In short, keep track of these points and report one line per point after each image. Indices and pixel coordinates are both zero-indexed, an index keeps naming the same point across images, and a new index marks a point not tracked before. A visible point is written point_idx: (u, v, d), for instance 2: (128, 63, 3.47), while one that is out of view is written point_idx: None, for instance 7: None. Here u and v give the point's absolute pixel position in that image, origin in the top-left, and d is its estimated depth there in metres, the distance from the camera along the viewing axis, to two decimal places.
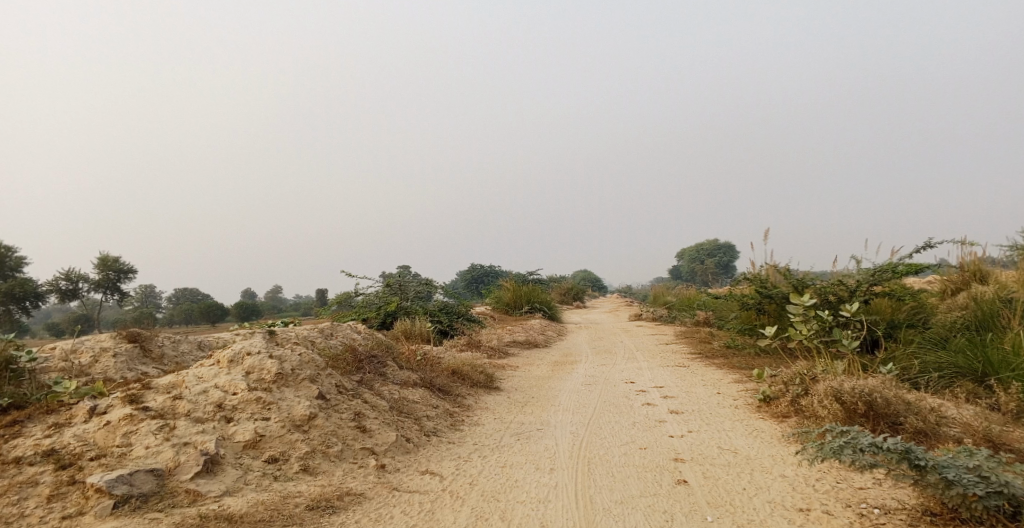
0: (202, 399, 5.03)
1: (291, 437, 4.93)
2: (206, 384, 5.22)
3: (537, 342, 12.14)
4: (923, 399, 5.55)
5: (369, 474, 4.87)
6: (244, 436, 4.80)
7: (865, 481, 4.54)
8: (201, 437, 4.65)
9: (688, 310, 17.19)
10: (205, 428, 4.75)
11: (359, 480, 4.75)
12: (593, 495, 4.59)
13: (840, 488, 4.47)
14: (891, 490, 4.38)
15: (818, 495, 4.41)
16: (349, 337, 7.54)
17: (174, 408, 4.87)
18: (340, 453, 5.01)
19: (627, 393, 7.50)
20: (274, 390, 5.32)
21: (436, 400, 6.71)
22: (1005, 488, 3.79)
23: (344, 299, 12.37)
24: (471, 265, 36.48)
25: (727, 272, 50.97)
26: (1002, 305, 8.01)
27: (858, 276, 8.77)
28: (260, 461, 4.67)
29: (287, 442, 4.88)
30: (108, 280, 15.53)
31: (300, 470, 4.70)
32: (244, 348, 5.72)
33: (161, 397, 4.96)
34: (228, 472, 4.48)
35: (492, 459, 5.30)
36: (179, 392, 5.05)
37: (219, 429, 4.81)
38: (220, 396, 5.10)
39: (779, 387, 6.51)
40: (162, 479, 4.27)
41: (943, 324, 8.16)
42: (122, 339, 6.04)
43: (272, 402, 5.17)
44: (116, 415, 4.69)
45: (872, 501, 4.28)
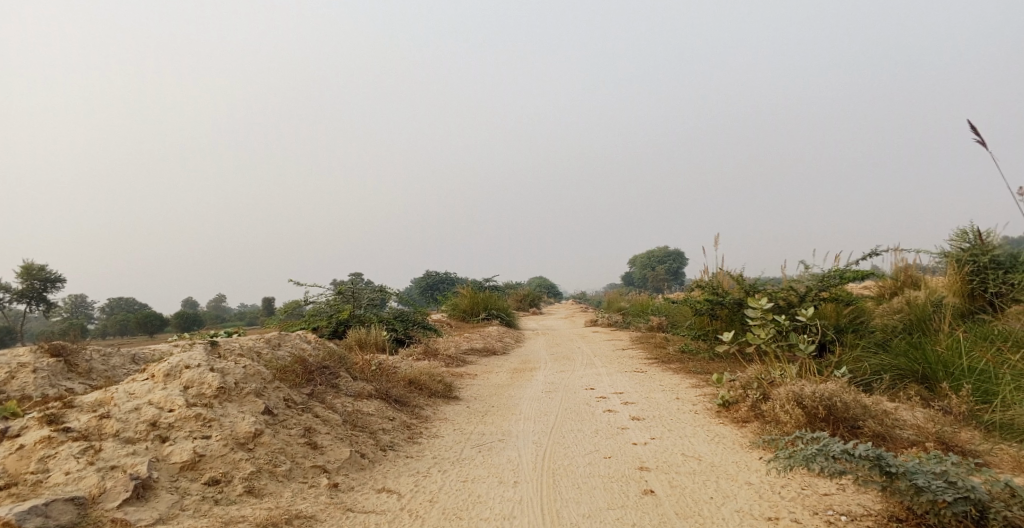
0: (133, 417, 4.70)
1: (233, 456, 4.65)
2: (139, 400, 4.89)
3: (495, 349, 11.99)
4: (879, 401, 5.63)
5: (321, 494, 4.63)
6: (180, 457, 4.50)
7: (829, 487, 4.53)
8: (131, 460, 4.33)
9: (643, 315, 17.30)
10: (136, 450, 4.43)
11: (309, 501, 4.50)
12: (559, 509, 4.46)
13: (806, 495, 4.46)
14: (855, 495, 4.39)
15: (785, 503, 4.38)
16: (298, 348, 7.24)
17: (101, 428, 4.53)
18: (289, 473, 4.75)
19: (587, 400, 7.41)
20: (215, 406, 5.02)
21: (392, 412, 6.48)
22: (971, 493, 3.81)
23: (293, 308, 11.96)
24: (426, 272, 36.06)
25: (678, 278, 51.84)
26: (933, 309, 8.37)
27: (806, 281, 8.91)
28: (199, 484, 4.37)
29: (229, 462, 4.60)
30: (33, 290, 14.69)
31: (244, 492, 4.42)
32: (182, 360, 5.39)
33: (85, 417, 4.61)
34: (161, 498, 4.17)
35: (452, 474, 5.12)
36: (107, 410, 4.71)
37: (153, 450, 4.50)
38: (155, 414, 4.77)
39: (737, 392, 6.53)
40: (84, 508, 3.94)
41: (883, 326, 8.38)
42: (43, 353, 5.63)
43: (214, 419, 4.87)
44: (31, 438, 4.35)
45: (838, 507, 4.28)
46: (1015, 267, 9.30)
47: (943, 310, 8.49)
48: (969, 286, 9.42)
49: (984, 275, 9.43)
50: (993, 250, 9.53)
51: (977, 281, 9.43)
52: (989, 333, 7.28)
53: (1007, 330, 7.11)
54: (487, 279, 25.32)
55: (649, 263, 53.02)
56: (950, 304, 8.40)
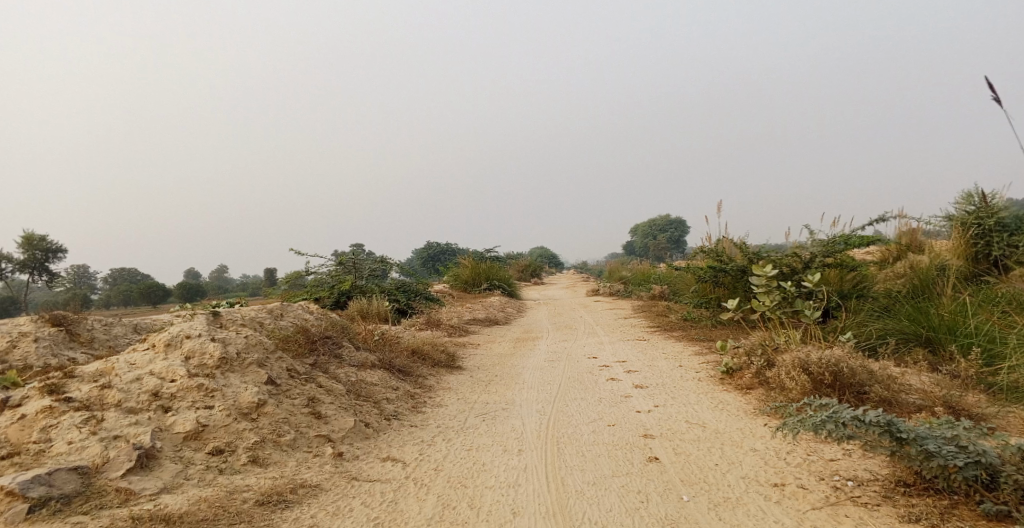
0: (135, 387, 4.70)
1: (237, 426, 4.66)
2: (140, 371, 4.89)
3: (497, 319, 12.00)
4: (885, 366, 5.61)
5: (326, 463, 4.65)
6: (184, 427, 4.51)
7: (835, 453, 4.55)
8: (134, 430, 4.34)
9: (645, 284, 17.30)
10: (139, 420, 4.43)
11: (314, 471, 4.52)
12: (564, 476, 4.48)
13: (812, 461, 4.47)
14: (861, 461, 4.41)
15: (791, 470, 4.39)
16: (301, 318, 7.23)
17: (102, 398, 4.53)
18: (293, 442, 4.76)
19: (591, 368, 7.42)
20: (218, 376, 5.02)
21: (396, 382, 6.50)
22: (982, 457, 3.81)
23: (295, 278, 11.94)
24: (427, 243, 36.01)
25: (679, 247, 51.76)
26: (937, 273, 8.34)
27: (810, 247, 8.86)
28: (203, 454, 4.39)
29: (233, 432, 4.61)
30: (35, 261, 14.68)
31: (249, 462, 4.44)
32: (183, 330, 5.38)
33: (87, 387, 4.61)
34: (166, 468, 4.19)
35: (457, 442, 5.14)
36: (108, 380, 4.71)
37: (156, 420, 4.51)
38: (156, 384, 4.77)
39: (741, 359, 6.53)
40: (88, 478, 3.95)
41: (887, 291, 8.35)
42: (44, 323, 5.62)
43: (216, 389, 4.87)
44: (33, 408, 4.35)
45: (844, 473, 4.29)
46: (1020, 231, 9.23)
47: (948, 274, 8.46)
48: (974, 249, 9.37)
49: (989, 238, 9.37)
50: (999, 212, 9.43)
51: (981, 245, 9.36)
52: (993, 296, 7.27)
53: (1012, 292, 7.07)
54: (489, 250, 25.28)
55: (651, 232, 52.92)
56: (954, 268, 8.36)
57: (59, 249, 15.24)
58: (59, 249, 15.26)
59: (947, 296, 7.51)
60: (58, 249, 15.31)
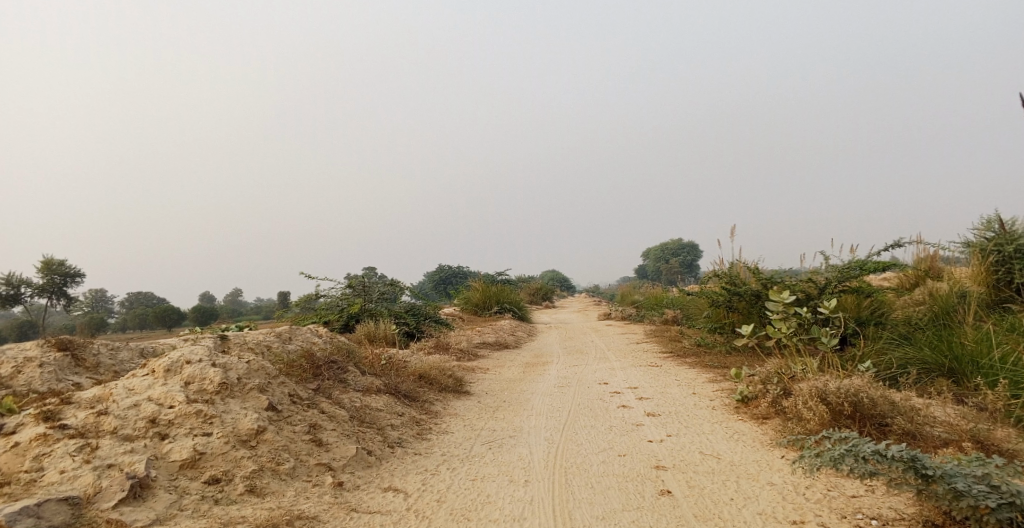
0: (132, 413, 4.64)
1: (235, 454, 4.57)
2: (138, 397, 4.82)
3: (507, 343, 11.90)
4: (908, 396, 5.44)
5: (325, 493, 4.54)
6: (180, 455, 4.43)
7: (858, 489, 4.38)
8: (129, 458, 4.26)
9: (657, 308, 17.14)
10: (134, 448, 4.36)
11: (312, 501, 4.41)
12: (572, 510, 4.34)
13: (832, 497, 4.30)
14: (886, 497, 4.23)
15: (811, 506, 4.22)
16: (308, 342, 7.18)
17: (98, 425, 4.47)
18: (292, 471, 4.67)
19: (601, 395, 7.28)
20: (217, 403, 4.95)
21: (401, 408, 6.40)
22: (1017, 498, 3.65)
23: (305, 302, 11.92)
24: (438, 266, 36.04)
25: (692, 271, 51.45)
26: (958, 300, 8.15)
27: (827, 272, 8.72)
28: (198, 483, 4.30)
29: (231, 460, 4.52)
30: (54, 285, 14.79)
31: (245, 491, 4.34)
32: (183, 355, 5.32)
33: (83, 414, 4.55)
34: (160, 498, 4.10)
35: (461, 471, 5.02)
36: (105, 407, 4.65)
37: (152, 448, 4.43)
38: (154, 410, 4.70)
39: (757, 387, 6.38)
40: (78, 509, 3.87)
41: (905, 318, 8.17)
42: (51, 347, 5.58)
43: (215, 416, 4.80)
44: (27, 435, 4.28)
45: (867, 511, 4.12)
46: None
47: (969, 302, 8.27)
48: (995, 276, 9.17)
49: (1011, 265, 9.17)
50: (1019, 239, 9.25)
51: (1002, 272, 9.17)
52: (1017, 326, 7.08)
53: None
54: (501, 273, 25.23)
55: (663, 256, 52.71)
56: (975, 295, 8.19)
57: (78, 274, 15.39)
58: (79, 275, 15.42)
59: (967, 325, 7.34)
60: (78, 275, 15.45)
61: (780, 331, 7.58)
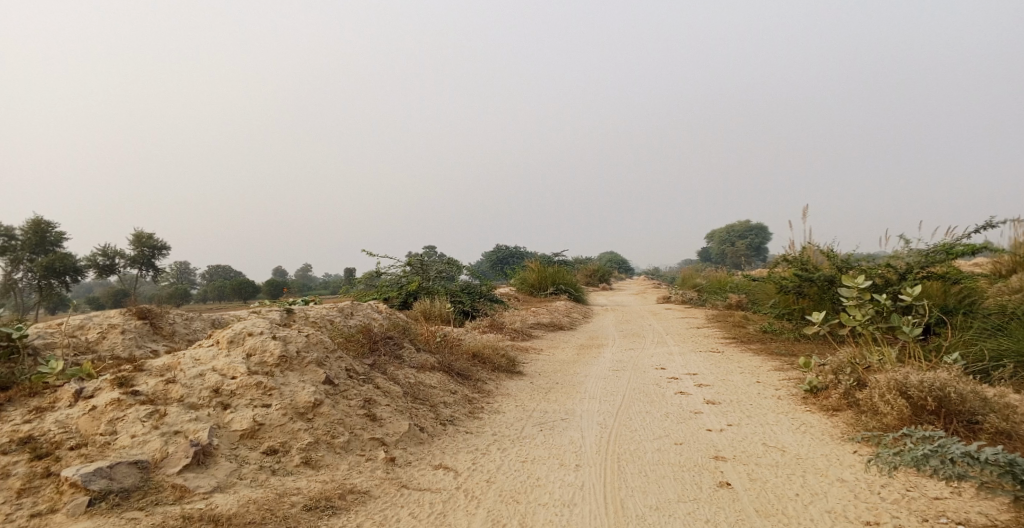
0: (197, 383, 4.84)
1: (292, 426, 4.72)
2: (203, 367, 5.03)
3: (562, 324, 11.86)
4: (1001, 393, 5.09)
5: (377, 468, 4.63)
6: (241, 425, 4.60)
7: (940, 490, 4.12)
8: (193, 426, 4.45)
9: (721, 292, 16.71)
10: (198, 416, 4.55)
11: (365, 476, 4.51)
12: (625, 498, 4.28)
13: (912, 498, 4.08)
14: (974, 501, 3.95)
15: (886, 506, 4.02)
16: (368, 318, 7.35)
17: (166, 392, 4.69)
18: (347, 445, 4.78)
19: (658, 380, 7.16)
20: (277, 375, 5.11)
21: (455, 386, 6.46)
22: None
23: (366, 278, 12.19)
24: (497, 246, 36.20)
25: (758, 255, 49.88)
26: None
27: (908, 257, 8.33)
28: (258, 453, 4.46)
29: (288, 432, 4.67)
30: (144, 257, 15.64)
31: (301, 463, 4.48)
32: (246, 327, 5.50)
33: (153, 381, 4.78)
34: (221, 465, 4.27)
35: (512, 452, 5.03)
36: (173, 375, 4.87)
37: (215, 417, 4.62)
38: (218, 381, 4.89)
39: (827, 378, 6.14)
40: (146, 473, 4.07)
41: (995, 307, 7.70)
42: (131, 316, 5.88)
43: (275, 388, 4.96)
44: (103, 399, 4.53)
45: (952, 514, 3.87)
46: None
47: None
48: None
49: None
50: None
51: None
52: None
53: None
54: (560, 253, 25.10)
55: (728, 239, 51.31)
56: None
57: (165, 247, 16.20)
58: (165, 247, 16.23)
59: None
60: (166, 247, 16.26)
61: (854, 319, 7.24)
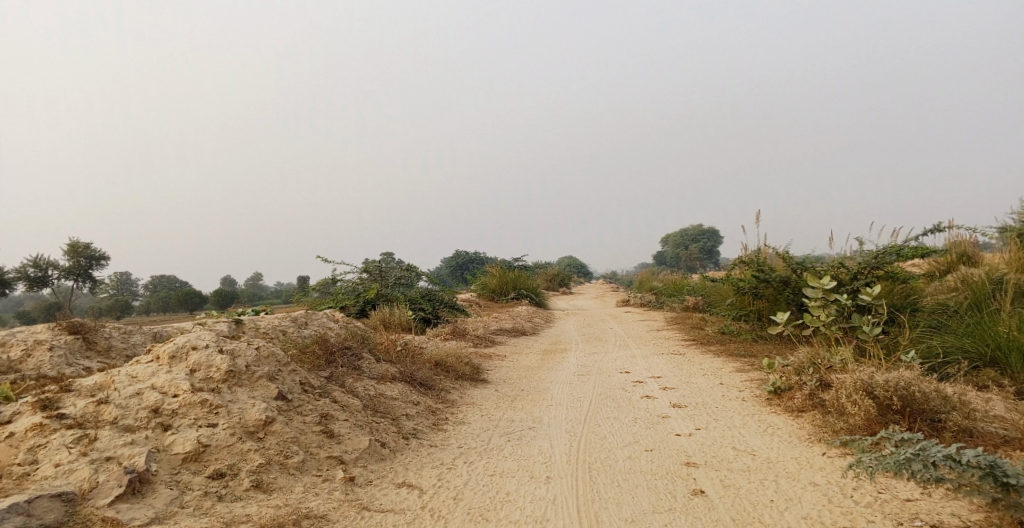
0: (134, 403, 4.52)
1: (241, 447, 4.44)
2: (141, 385, 4.70)
3: (525, 329, 11.73)
4: (961, 391, 5.17)
5: (335, 489, 4.39)
6: (184, 447, 4.30)
7: (912, 492, 4.12)
8: (128, 451, 4.14)
9: (677, 295, 16.89)
10: (134, 440, 4.24)
11: (321, 498, 4.26)
12: (598, 512, 4.15)
13: (884, 501, 4.06)
14: (945, 502, 3.96)
15: (861, 510, 3.99)
16: (324, 327, 7.08)
17: (98, 415, 4.36)
18: (301, 465, 4.53)
19: (624, 384, 7.08)
20: (224, 391, 4.82)
21: (418, 396, 6.25)
22: None
23: (320, 285, 11.83)
24: (455, 252, 35.93)
25: (710, 258, 50.83)
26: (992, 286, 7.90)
27: (859, 258, 8.51)
28: (202, 478, 4.17)
29: (236, 453, 4.39)
30: (80, 267, 14.89)
31: (251, 487, 4.21)
32: (189, 341, 5.18)
33: (83, 403, 4.44)
34: (159, 494, 3.97)
35: (479, 466, 4.86)
36: (106, 395, 4.53)
37: (154, 440, 4.31)
38: (157, 400, 4.58)
39: (791, 379, 6.16)
40: (72, 506, 3.74)
41: (936, 304, 7.94)
42: (61, 331, 5.48)
43: (222, 406, 4.67)
44: (23, 425, 4.19)
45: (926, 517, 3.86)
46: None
47: (1002, 287, 7.99)
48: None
49: None
50: None
51: None
52: None
53: None
54: (518, 258, 25.00)
55: (682, 242, 52.13)
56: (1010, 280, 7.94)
57: (103, 257, 15.46)
58: (103, 257, 15.48)
59: (1004, 310, 7.11)
60: (104, 257, 15.52)
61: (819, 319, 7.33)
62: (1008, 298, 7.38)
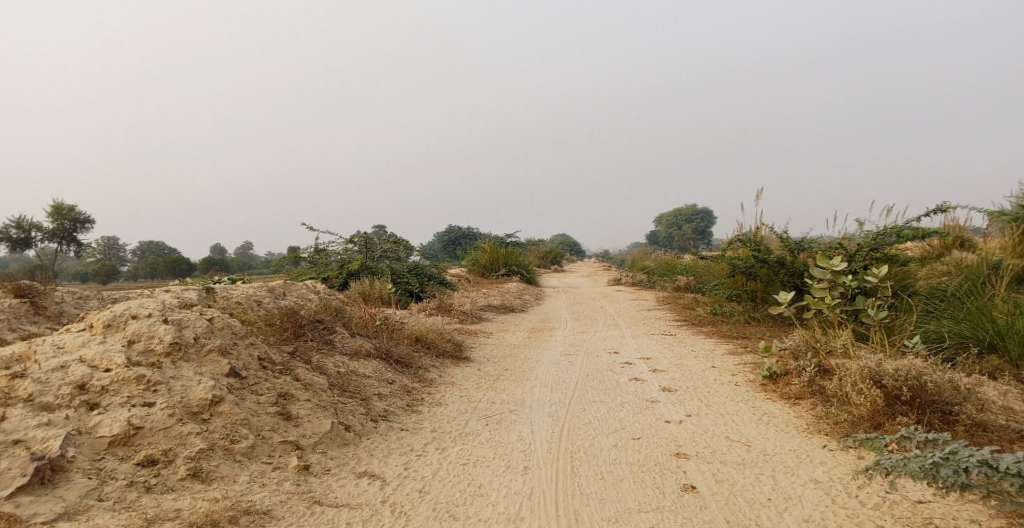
0: (57, 377, 4.21)
1: (180, 430, 4.16)
2: (67, 357, 4.40)
3: (514, 306, 11.48)
4: (969, 381, 4.93)
5: (286, 479, 4.13)
6: (111, 430, 4.00)
7: (922, 493, 3.89)
8: (42, 434, 3.83)
9: (670, 274, 16.67)
10: (51, 421, 3.93)
11: (268, 490, 3.99)
12: (578, 510, 3.89)
13: (893, 502, 3.83)
14: (960, 505, 3.74)
15: (867, 513, 3.76)
16: (301, 299, 6.78)
17: (12, 390, 4.06)
18: (250, 451, 4.26)
19: (612, 365, 6.84)
20: (165, 366, 4.53)
21: (393, 374, 5.98)
22: None
23: (304, 255, 11.49)
24: (448, 227, 35.61)
25: (704, 238, 50.71)
26: (988, 271, 7.75)
27: (858, 239, 8.27)
28: (129, 465, 3.89)
29: (173, 438, 4.11)
30: (64, 230, 14.47)
31: (187, 476, 3.93)
32: (129, 309, 4.88)
33: None
34: (74, 484, 3.66)
35: (453, 453, 4.60)
36: (23, 369, 4.22)
37: (76, 420, 4.00)
38: (85, 374, 4.27)
39: (787, 364, 5.93)
40: None
41: (930, 288, 7.75)
42: (5, 294, 5.16)
43: (161, 383, 4.38)
44: None
45: (940, 522, 3.63)
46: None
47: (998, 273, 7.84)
48: None
49: None
50: None
51: None
52: None
53: None
54: (512, 235, 24.70)
55: (675, 222, 51.95)
56: (1007, 265, 7.77)
57: (87, 219, 15.05)
58: (87, 219, 15.06)
59: (1000, 296, 6.95)
60: (88, 220, 15.09)
61: (820, 302, 7.06)
62: (1004, 282, 7.23)
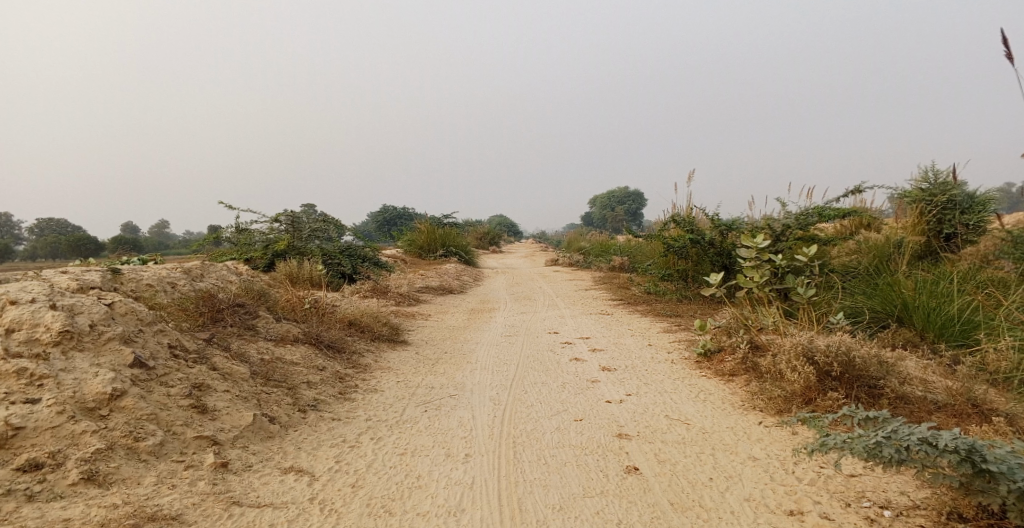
0: None
1: (72, 429, 3.84)
2: None
3: (452, 287, 11.32)
4: (891, 355, 5.13)
5: (201, 479, 3.88)
6: None
7: (855, 468, 4.04)
8: None
9: (604, 255, 16.85)
10: None
11: (180, 492, 3.74)
12: (522, 499, 3.81)
13: (828, 477, 3.94)
14: (889, 478, 3.92)
15: (805, 490, 3.84)
16: (221, 282, 6.42)
17: None
18: (158, 449, 3.99)
19: (551, 346, 6.81)
20: (53, 357, 4.17)
21: (324, 361, 5.75)
22: None
23: (226, 235, 10.94)
24: (383, 208, 34.89)
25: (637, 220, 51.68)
26: (893, 248, 8.13)
27: (782, 219, 8.50)
28: (8, 471, 3.55)
29: (64, 438, 3.79)
30: None
31: (80, 481, 3.62)
32: (9, 295, 4.46)
33: None
34: None
35: (389, 443, 4.45)
36: None
37: None
38: None
39: (721, 340, 6.04)
40: None
41: (843, 267, 8.05)
42: None
43: (48, 377, 4.03)
44: None
45: (873, 496, 3.77)
46: (973, 208, 9.18)
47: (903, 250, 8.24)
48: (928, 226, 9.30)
49: (943, 215, 9.31)
50: (953, 190, 9.39)
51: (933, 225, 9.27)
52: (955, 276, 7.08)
53: (973, 277, 6.99)
54: (448, 215, 24.34)
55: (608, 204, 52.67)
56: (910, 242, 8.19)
57: None
58: None
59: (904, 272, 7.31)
60: None
61: (750, 280, 7.21)
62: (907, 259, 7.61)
